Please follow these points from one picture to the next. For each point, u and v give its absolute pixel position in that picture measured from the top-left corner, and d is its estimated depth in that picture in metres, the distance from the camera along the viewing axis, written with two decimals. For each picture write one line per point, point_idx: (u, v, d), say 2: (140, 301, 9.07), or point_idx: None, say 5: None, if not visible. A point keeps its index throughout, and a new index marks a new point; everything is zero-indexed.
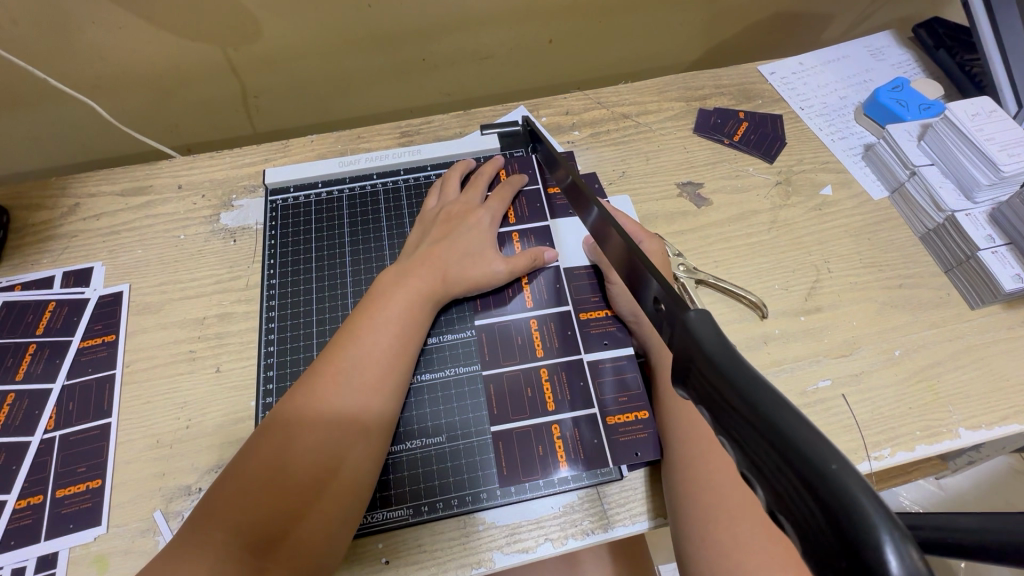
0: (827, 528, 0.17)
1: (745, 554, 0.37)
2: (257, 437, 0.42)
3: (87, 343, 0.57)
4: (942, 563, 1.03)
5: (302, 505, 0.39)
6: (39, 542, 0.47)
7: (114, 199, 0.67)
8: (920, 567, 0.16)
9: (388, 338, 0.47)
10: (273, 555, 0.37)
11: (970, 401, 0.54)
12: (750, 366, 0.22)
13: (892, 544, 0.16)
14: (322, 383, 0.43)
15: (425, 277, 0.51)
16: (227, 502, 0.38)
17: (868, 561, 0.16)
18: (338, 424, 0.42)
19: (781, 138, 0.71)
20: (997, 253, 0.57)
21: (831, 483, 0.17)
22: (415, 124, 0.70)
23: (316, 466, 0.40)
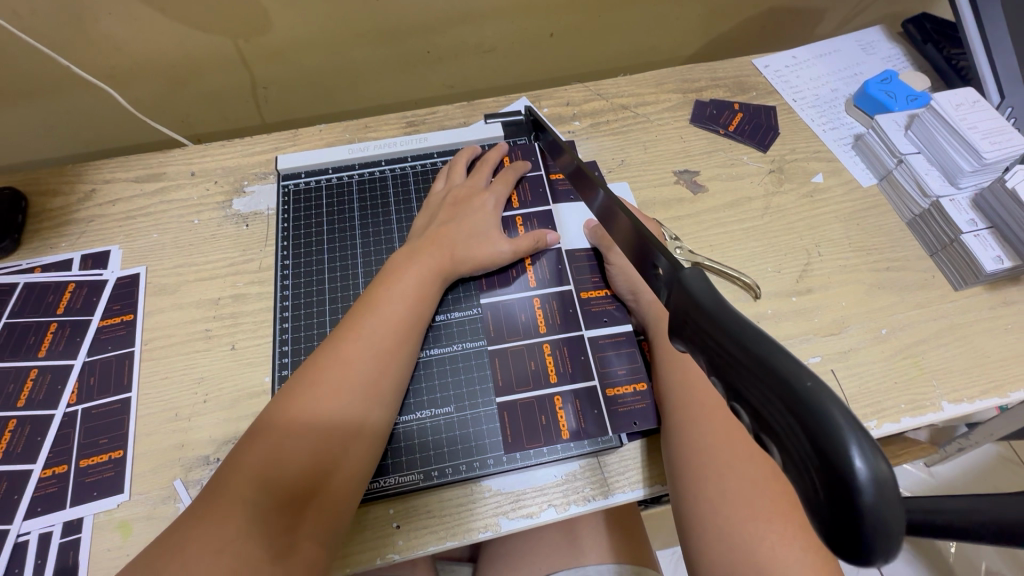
0: (804, 444, 0.19)
1: (731, 508, 0.40)
2: (272, 403, 0.43)
3: (106, 322, 0.59)
4: (931, 545, 1.07)
5: (319, 466, 0.40)
6: (65, 508, 0.49)
7: (129, 185, 0.69)
8: (884, 469, 0.18)
9: (399, 311, 0.48)
10: (293, 514, 0.38)
11: (954, 376, 0.57)
12: (737, 313, 0.24)
13: (856, 448, 0.18)
14: (337, 352, 0.45)
15: (433, 255, 0.53)
16: (246, 464, 0.39)
17: (839, 465, 0.18)
18: (352, 390, 0.43)
19: (775, 128, 0.74)
20: (980, 236, 0.60)
21: (805, 402, 0.19)
22: (421, 114, 0.72)
23: (334, 430, 0.42)
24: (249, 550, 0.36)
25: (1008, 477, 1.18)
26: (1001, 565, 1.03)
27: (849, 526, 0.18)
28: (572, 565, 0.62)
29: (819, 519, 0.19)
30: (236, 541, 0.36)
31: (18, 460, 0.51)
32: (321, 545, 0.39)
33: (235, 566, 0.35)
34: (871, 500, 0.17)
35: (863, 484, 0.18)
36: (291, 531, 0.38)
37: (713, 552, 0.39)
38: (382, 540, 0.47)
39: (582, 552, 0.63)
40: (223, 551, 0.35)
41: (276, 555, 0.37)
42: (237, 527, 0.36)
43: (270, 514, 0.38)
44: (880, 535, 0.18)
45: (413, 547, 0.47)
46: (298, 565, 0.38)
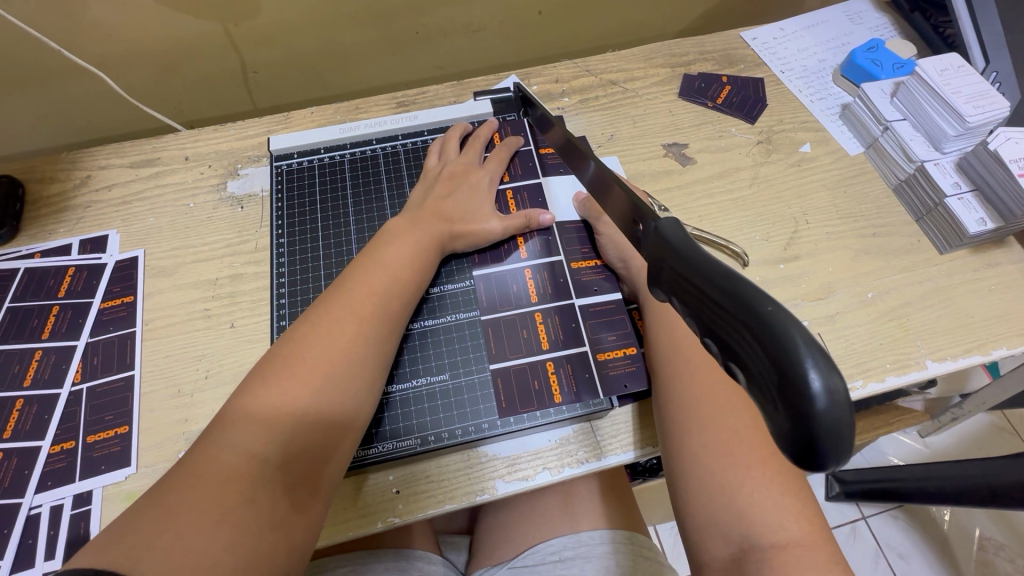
0: (767, 367, 0.21)
1: (712, 457, 0.42)
2: (272, 362, 0.41)
3: (107, 304, 0.60)
4: (923, 512, 1.10)
5: (326, 431, 0.39)
6: (74, 482, 0.51)
7: (124, 171, 0.70)
8: (840, 387, 0.19)
9: (401, 279, 0.49)
10: (299, 479, 0.37)
11: (938, 337, 0.58)
12: (710, 255, 0.26)
13: (813, 366, 0.19)
14: (340, 314, 0.44)
15: (429, 225, 0.54)
16: (248, 425, 0.37)
17: (798, 386, 0.19)
18: (359, 353, 0.43)
19: (762, 100, 0.74)
20: (963, 198, 0.61)
21: (770, 328, 0.21)
22: (412, 95, 0.73)
23: (336, 391, 0.40)
24: (252, 517, 0.34)
25: (1001, 445, 1.20)
26: (994, 530, 1.05)
27: (802, 440, 0.19)
28: (567, 529, 0.64)
29: (779, 437, 0.20)
30: (239, 506, 0.34)
31: (27, 438, 0.53)
32: (320, 513, 0.38)
33: (239, 533, 0.33)
34: (827, 414, 0.19)
35: (820, 400, 0.19)
36: (297, 496, 0.37)
37: (699, 498, 0.41)
38: (383, 505, 0.49)
39: (578, 518, 0.65)
40: (225, 518, 0.33)
41: (280, 522, 0.35)
42: (240, 492, 0.34)
43: (275, 478, 0.36)
44: (829, 448, 0.19)
45: (413, 510, 0.48)
46: (300, 533, 0.36)
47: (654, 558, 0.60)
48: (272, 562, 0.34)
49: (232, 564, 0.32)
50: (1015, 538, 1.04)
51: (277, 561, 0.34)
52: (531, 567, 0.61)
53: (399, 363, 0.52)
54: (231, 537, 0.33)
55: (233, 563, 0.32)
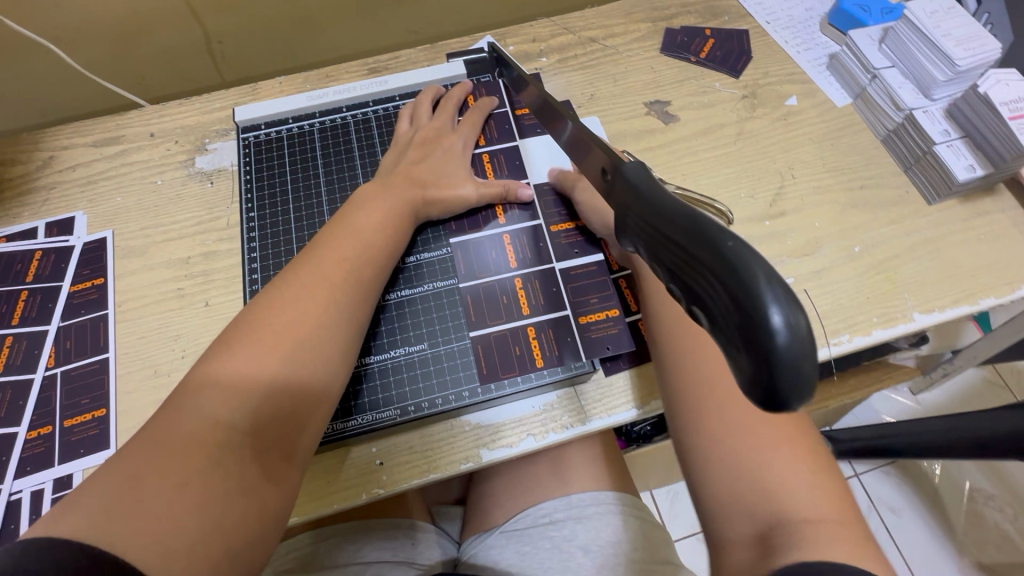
0: (728, 307, 0.20)
1: (740, 445, 0.40)
2: (238, 331, 0.41)
3: (77, 288, 0.59)
4: (915, 467, 1.11)
5: (295, 399, 0.40)
6: (53, 466, 0.50)
7: (87, 150, 0.67)
8: (804, 324, 0.18)
9: (371, 246, 0.48)
10: (268, 446, 0.38)
11: (926, 289, 0.57)
12: (676, 199, 0.25)
13: (774, 301, 0.18)
14: (309, 281, 0.43)
15: (402, 189, 0.52)
16: (213, 392, 0.37)
17: (760, 322, 0.18)
18: (328, 321, 0.42)
19: (747, 53, 0.72)
20: (952, 145, 0.59)
21: (731, 266, 0.20)
22: (383, 60, 0.70)
23: (305, 360, 0.40)
24: (219, 482, 0.35)
25: (991, 398, 1.21)
26: (984, 482, 1.07)
27: (765, 378, 0.19)
28: (557, 493, 0.64)
29: (744, 379, 0.20)
30: (205, 472, 0.34)
31: (3, 424, 0.52)
32: (292, 479, 0.39)
33: (204, 497, 0.34)
34: (789, 350, 0.18)
35: (781, 337, 0.18)
36: (266, 463, 0.37)
37: (717, 474, 0.40)
38: (367, 476, 0.48)
39: (568, 483, 0.65)
40: (189, 483, 0.34)
41: (249, 487, 0.36)
42: (206, 457, 0.35)
43: (242, 445, 0.37)
44: (794, 386, 0.18)
45: (396, 481, 0.48)
46: (271, 497, 0.37)
47: (644, 519, 0.61)
48: (241, 526, 0.35)
49: (199, 527, 0.33)
50: (1004, 487, 1.06)
51: (247, 525, 0.35)
52: (521, 530, 0.62)
53: (376, 334, 0.51)
54: (196, 501, 0.33)
55: (198, 527, 0.33)
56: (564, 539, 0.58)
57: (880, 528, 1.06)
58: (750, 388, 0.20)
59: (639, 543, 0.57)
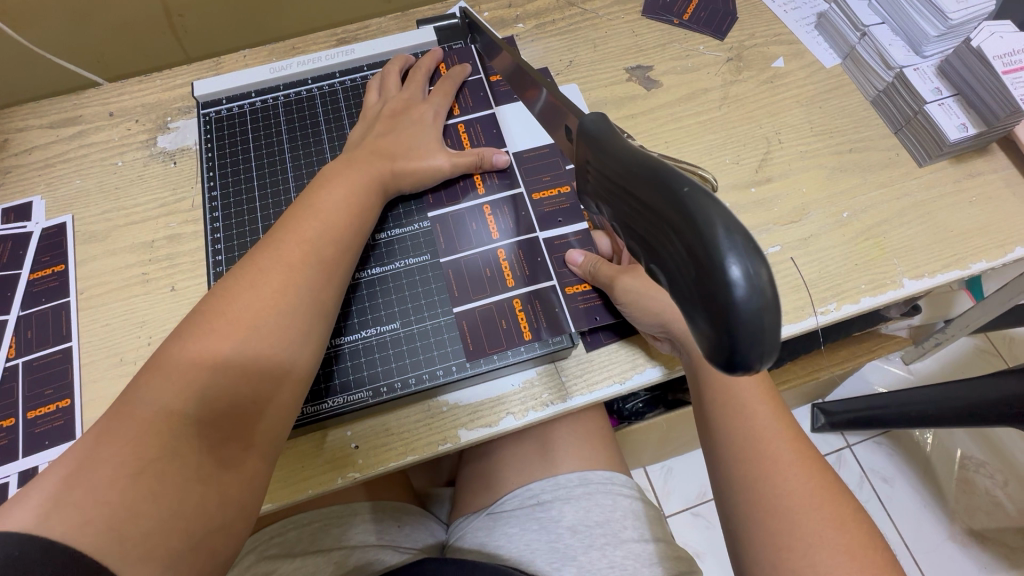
0: (689, 268, 0.21)
1: (778, 488, 0.39)
2: (195, 317, 0.39)
3: (37, 275, 0.56)
4: (907, 437, 1.11)
5: (257, 383, 0.38)
6: (18, 459, 0.49)
7: (44, 132, 0.64)
8: (764, 278, 0.19)
9: (335, 224, 0.46)
10: (230, 434, 0.36)
11: (915, 253, 0.55)
12: (641, 152, 0.25)
13: (734, 259, 0.19)
14: (267, 264, 0.42)
15: (366, 160, 0.50)
16: (166, 380, 0.36)
17: (720, 276, 0.19)
18: (289, 303, 0.41)
19: (733, 13, 0.69)
20: (944, 104, 0.57)
21: (694, 223, 0.20)
22: (352, 30, 0.67)
23: (267, 344, 0.39)
24: (177, 471, 0.33)
25: (982, 366, 1.21)
26: (975, 449, 1.07)
27: (721, 336, 0.20)
28: (544, 472, 0.63)
29: (703, 338, 0.21)
30: (161, 460, 0.33)
31: None
32: (259, 464, 0.38)
33: (159, 485, 0.33)
34: (748, 307, 0.19)
35: (741, 294, 0.19)
36: (226, 451, 0.36)
37: (751, 516, 0.39)
38: (341, 461, 0.47)
39: (555, 462, 0.63)
40: (143, 470, 0.33)
41: (210, 475, 0.35)
42: (161, 445, 0.34)
43: (200, 431, 0.35)
44: (752, 345, 0.19)
45: (372, 464, 0.47)
46: (233, 485, 0.36)
47: (629, 498, 0.60)
48: (202, 514, 0.34)
49: (156, 516, 0.32)
50: (995, 455, 1.06)
51: (211, 512, 0.34)
52: (509, 511, 0.61)
53: (347, 315, 0.49)
54: (152, 489, 0.32)
55: (153, 514, 0.32)
56: (552, 519, 0.58)
57: (873, 498, 1.06)
58: (714, 347, 0.20)
59: (628, 520, 0.57)
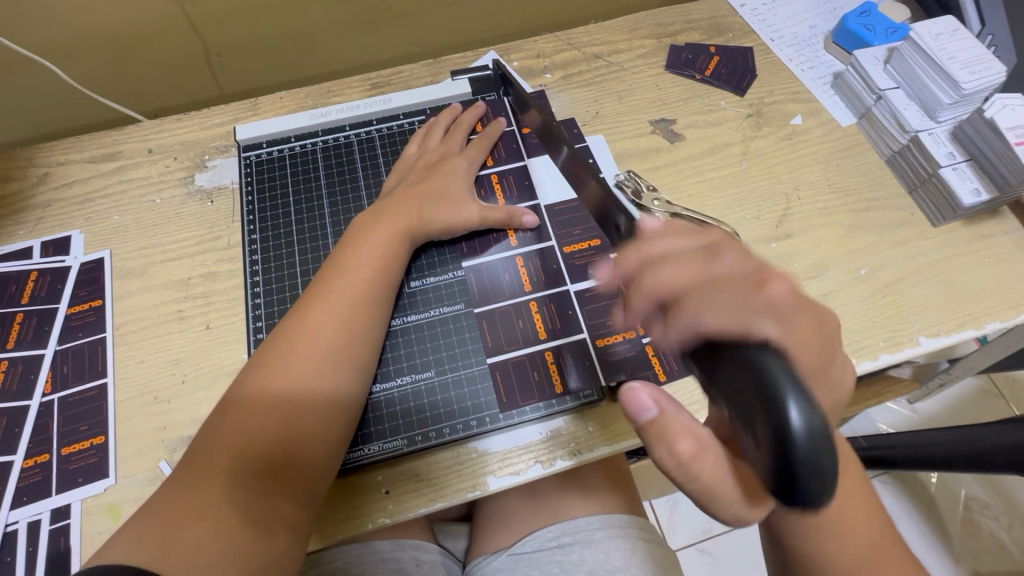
0: (753, 408, 0.26)
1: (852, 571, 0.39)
2: (244, 377, 0.43)
3: (74, 309, 0.57)
4: (913, 477, 1.11)
5: (299, 429, 0.41)
6: (51, 496, 0.49)
7: (84, 167, 0.66)
8: (817, 420, 0.24)
9: (369, 272, 0.48)
10: (277, 479, 0.40)
11: (931, 312, 0.57)
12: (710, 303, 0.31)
13: (794, 403, 0.24)
14: (309, 315, 0.45)
15: (403, 211, 0.52)
16: (223, 432, 0.40)
17: (783, 421, 0.24)
18: (327, 352, 0.44)
19: (752, 70, 0.71)
20: (957, 169, 0.59)
21: (759, 372, 0.26)
22: (386, 75, 0.69)
23: (308, 394, 0.42)
24: (229, 516, 0.37)
25: (987, 408, 1.22)
26: (981, 491, 1.08)
27: (788, 464, 0.24)
28: (565, 516, 0.63)
29: (768, 467, 0.25)
30: (218, 504, 0.37)
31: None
32: (305, 505, 0.40)
33: (217, 527, 0.36)
34: (804, 442, 0.24)
35: (797, 431, 0.24)
36: (273, 495, 0.39)
37: None
38: (373, 506, 0.47)
39: (576, 506, 0.64)
40: (205, 514, 0.36)
41: (258, 517, 0.38)
42: (219, 491, 0.38)
43: (252, 478, 0.39)
44: (812, 477, 0.24)
45: (404, 510, 0.47)
46: (280, 525, 0.39)
47: (648, 541, 0.61)
48: (255, 552, 0.37)
49: (212, 554, 0.35)
50: (999, 497, 1.07)
51: (261, 552, 0.37)
52: (529, 553, 0.61)
53: (382, 362, 0.51)
54: (212, 530, 0.36)
55: (212, 552, 0.35)
56: (572, 563, 0.58)
57: None
58: (776, 476, 0.25)
59: (648, 566, 0.58)
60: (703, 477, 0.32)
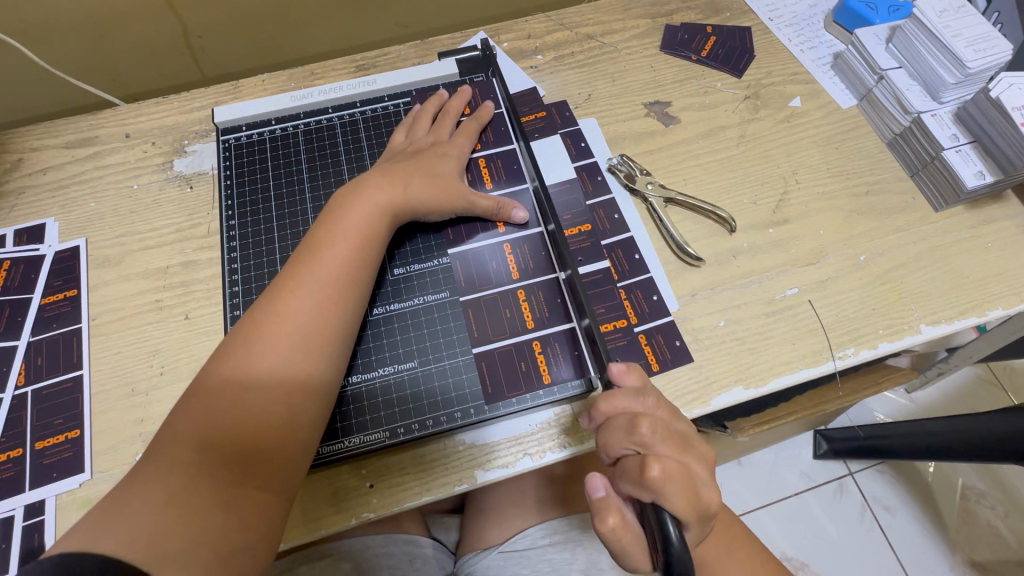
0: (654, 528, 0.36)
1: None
2: (213, 361, 0.42)
3: (48, 300, 0.56)
4: (909, 466, 1.10)
5: (270, 413, 0.40)
6: (24, 492, 0.48)
7: (58, 152, 0.64)
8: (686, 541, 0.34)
9: (344, 252, 0.46)
10: (246, 464, 0.38)
11: (931, 299, 0.55)
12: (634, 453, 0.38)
13: (669, 520, 0.35)
14: (280, 298, 0.43)
15: (382, 190, 0.50)
16: (188, 419, 0.39)
17: (664, 533, 0.34)
18: (298, 336, 0.42)
19: (749, 51, 0.69)
20: (961, 151, 0.57)
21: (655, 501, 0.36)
22: (371, 57, 0.67)
23: (279, 376, 0.41)
24: (195, 507, 0.36)
25: (985, 397, 1.21)
26: (977, 480, 1.07)
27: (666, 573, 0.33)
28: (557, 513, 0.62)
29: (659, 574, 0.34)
30: (185, 491, 0.36)
31: None
32: (278, 492, 0.39)
33: (183, 514, 0.35)
34: (675, 550, 0.33)
35: (672, 544, 0.33)
36: (242, 480, 0.38)
37: None
38: (356, 500, 0.46)
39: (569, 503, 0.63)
40: (171, 501, 0.35)
41: (228, 503, 0.37)
42: (186, 478, 0.36)
43: (220, 463, 0.38)
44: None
45: (388, 504, 0.46)
46: (251, 509, 0.38)
47: None
48: (224, 538, 0.36)
49: (180, 542, 0.34)
50: (997, 486, 1.06)
51: (232, 537, 0.36)
52: (521, 551, 0.59)
53: (364, 351, 0.49)
54: (179, 517, 0.35)
55: (179, 539, 0.34)
56: (566, 562, 0.57)
57: (874, 527, 1.05)
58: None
59: None
60: (623, 543, 0.38)
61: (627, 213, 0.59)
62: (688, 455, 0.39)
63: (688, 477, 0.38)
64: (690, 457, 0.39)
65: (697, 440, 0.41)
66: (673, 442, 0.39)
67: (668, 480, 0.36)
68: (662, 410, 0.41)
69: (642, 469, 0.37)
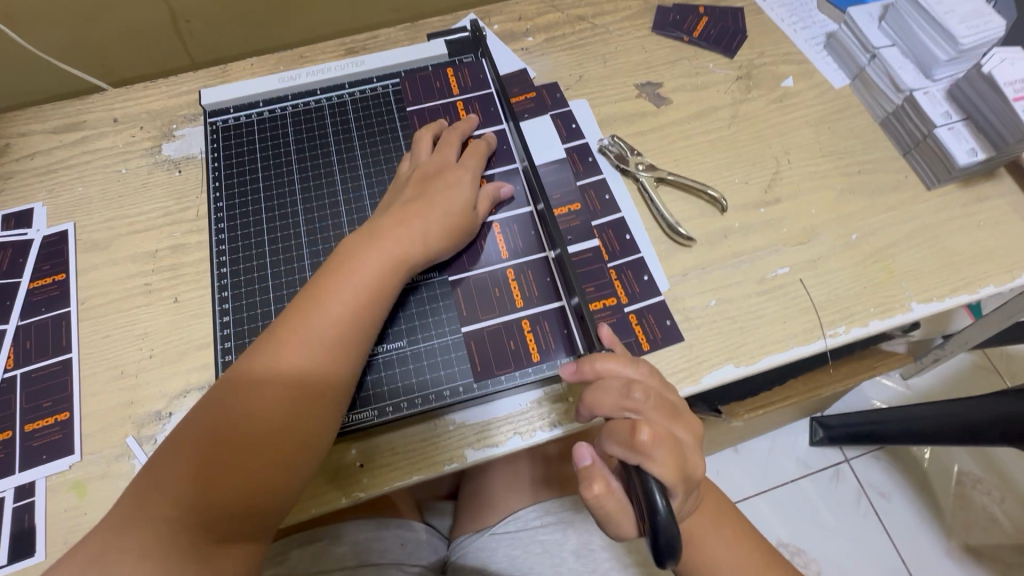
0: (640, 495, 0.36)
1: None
2: (216, 402, 0.41)
3: (36, 284, 0.55)
4: (905, 452, 1.10)
5: (267, 473, 0.40)
6: (14, 474, 0.48)
7: (46, 137, 0.63)
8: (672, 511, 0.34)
9: (352, 298, 0.45)
10: (233, 523, 0.38)
11: (923, 277, 0.55)
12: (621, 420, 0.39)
13: (656, 491, 0.34)
14: (285, 343, 0.42)
15: (395, 235, 0.47)
16: (181, 466, 0.38)
17: (651, 503, 0.34)
18: (300, 389, 0.42)
19: (742, 31, 0.69)
20: (953, 128, 0.57)
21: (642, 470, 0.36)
22: (361, 40, 0.67)
23: (281, 430, 0.40)
24: (168, 563, 0.35)
25: (981, 382, 1.21)
26: (973, 465, 1.07)
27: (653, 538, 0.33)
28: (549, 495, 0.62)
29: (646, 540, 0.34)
30: (164, 543, 0.36)
31: None
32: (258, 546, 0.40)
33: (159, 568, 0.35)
34: (662, 519, 0.33)
35: (659, 513, 0.33)
36: (224, 537, 0.38)
37: None
38: (346, 479, 0.46)
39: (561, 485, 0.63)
40: (150, 553, 0.36)
41: (207, 560, 0.37)
42: (168, 527, 0.37)
43: (206, 518, 0.37)
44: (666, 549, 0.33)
45: (377, 484, 0.46)
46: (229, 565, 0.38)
47: None
48: None
49: None
50: (992, 471, 1.06)
51: None
52: (512, 533, 0.60)
53: None
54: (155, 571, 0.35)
55: None
56: (557, 543, 0.57)
57: (869, 512, 1.06)
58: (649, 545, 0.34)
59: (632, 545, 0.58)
60: (608, 510, 0.39)
61: (618, 193, 0.59)
62: (677, 424, 0.39)
63: (676, 445, 0.38)
64: (678, 426, 0.39)
65: (686, 410, 0.41)
66: (663, 409, 0.39)
67: (656, 446, 0.36)
68: (652, 379, 0.41)
69: (633, 433, 0.37)
